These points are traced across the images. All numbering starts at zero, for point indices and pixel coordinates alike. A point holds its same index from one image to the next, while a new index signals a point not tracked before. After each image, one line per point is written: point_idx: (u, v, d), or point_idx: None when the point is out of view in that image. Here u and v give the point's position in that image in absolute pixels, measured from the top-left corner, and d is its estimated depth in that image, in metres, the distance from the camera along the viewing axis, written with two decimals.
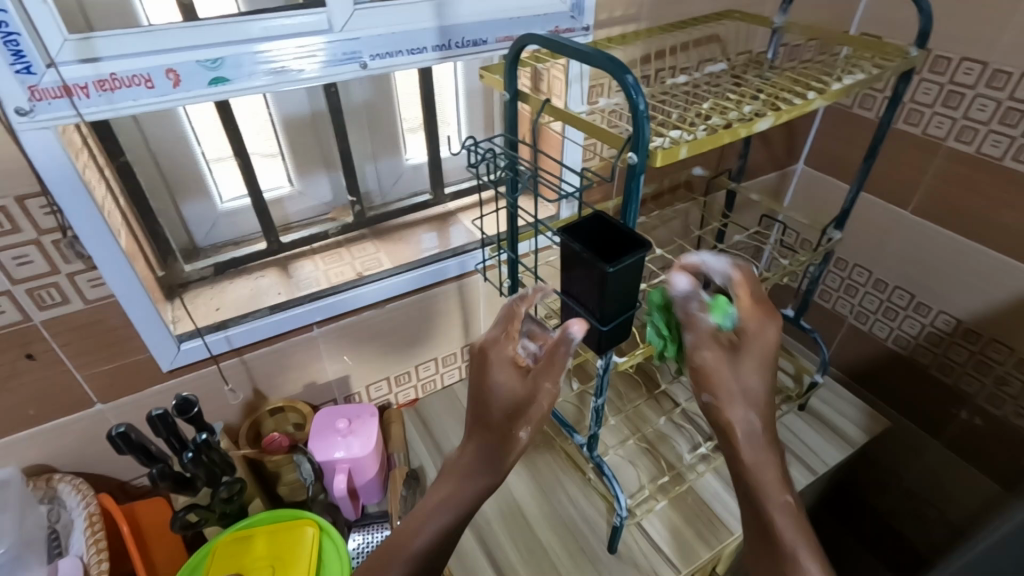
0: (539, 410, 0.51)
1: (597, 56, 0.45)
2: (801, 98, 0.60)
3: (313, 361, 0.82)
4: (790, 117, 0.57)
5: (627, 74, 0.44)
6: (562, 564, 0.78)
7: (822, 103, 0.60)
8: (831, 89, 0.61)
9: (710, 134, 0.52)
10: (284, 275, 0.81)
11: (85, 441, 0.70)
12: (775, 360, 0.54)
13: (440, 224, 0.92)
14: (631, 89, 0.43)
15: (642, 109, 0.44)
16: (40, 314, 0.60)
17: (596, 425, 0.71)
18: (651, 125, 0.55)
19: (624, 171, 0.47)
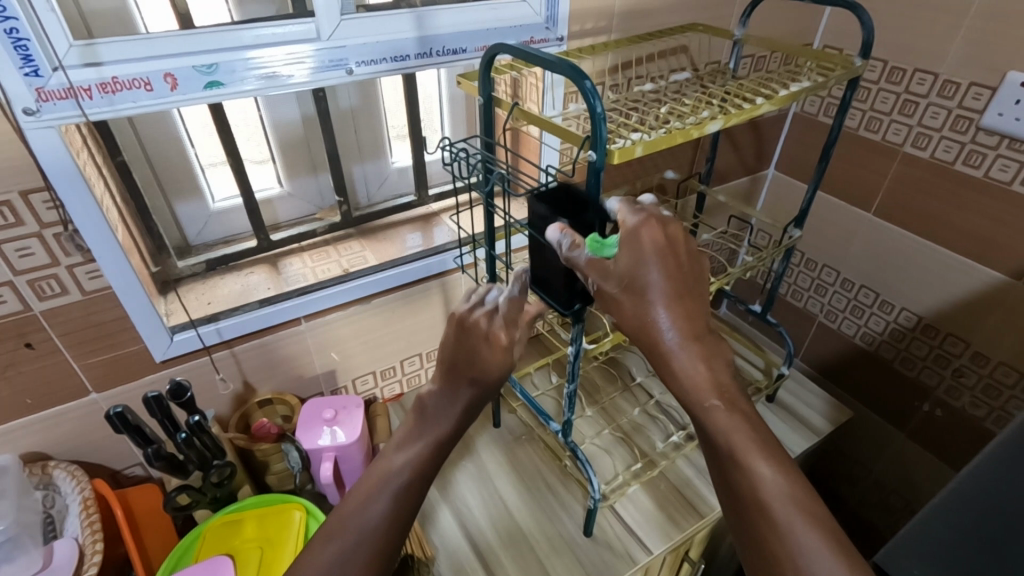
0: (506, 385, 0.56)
1: (560, 64, 0.50)
2: (751, 103, 0.65)
3: (300, 355, 0.86)
4: (739, 120, 0.62)
5: (586, 79, 0.49)
6: (540, 547, 0.82)
7: (770, 107, 0.65)
8: (778, 95, 0.66)
9: (664, 134, 0.57)
10: (274, 271, 0.85)
11: (79, 429, 0.73)
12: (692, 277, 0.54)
13: (425, 224, 0.96)
14: (589, 95, 0.48)
15: (600, 112, 0.49)
16: (40, 304, 0.64)
17: (570, 410, 0.76)
18: (614, 127, 0.60)
19: (586, 167, 0.52)
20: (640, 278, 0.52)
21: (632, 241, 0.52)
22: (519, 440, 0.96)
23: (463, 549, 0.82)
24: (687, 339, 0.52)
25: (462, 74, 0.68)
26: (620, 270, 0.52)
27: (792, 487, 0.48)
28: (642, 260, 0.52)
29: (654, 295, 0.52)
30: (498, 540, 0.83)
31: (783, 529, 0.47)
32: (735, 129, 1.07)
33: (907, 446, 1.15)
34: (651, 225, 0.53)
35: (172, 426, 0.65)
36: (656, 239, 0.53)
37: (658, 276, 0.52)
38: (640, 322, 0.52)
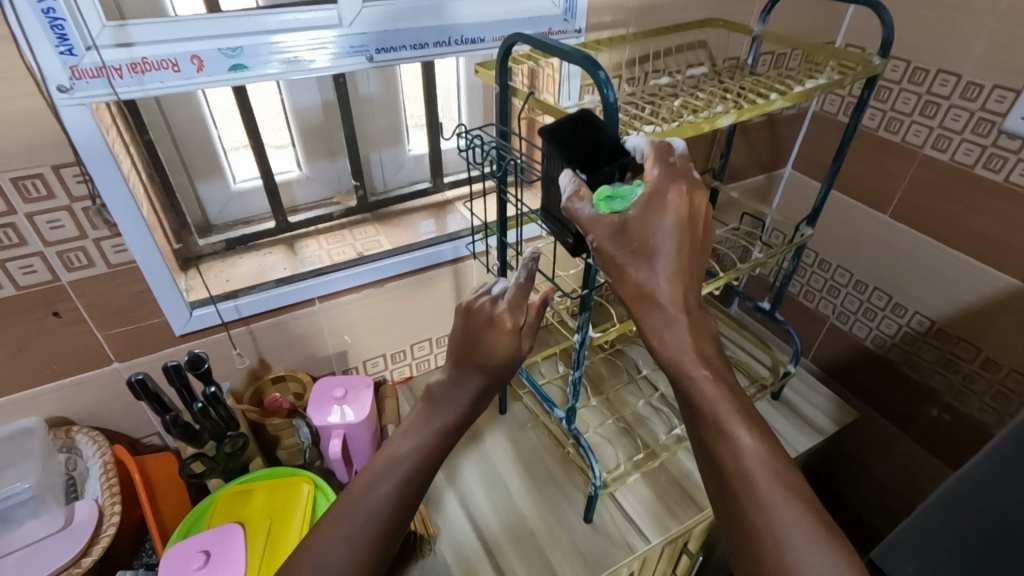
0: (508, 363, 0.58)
1: (575, 55, 0.51)
2: (764, 99, 0.66)
3: (313, 334, 0.88)
4: (751, 115, 0.63)
5: (602, 70, 0.49)
6: (539, 531, 0.84)
7: (783, 104, 0.66)
8: (792, 91, 0.67)
9: (675, 127, 0.58)
10: (290, 252, 0.87)
11: (101, 396, 0.76)
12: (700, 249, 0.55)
13: (439, 211, 0.98)
14: (603, 85, 0.50)
15: (613, 103, 0.51)
16: (67, 275, 0.66)
17: (573, 399, 0.77)
18: (626, 119, 0.61)
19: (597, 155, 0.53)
20: (646, 245, 0.52)
21: (655, 206, 0.52)
22: (524, 424, 0.98)
23: (463, 527, 0.84)
24: (682, 320, 0.54)
25: (479, 64, 0.69)
26: (631, 234, 0.52)
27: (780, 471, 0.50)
28: (660, 229, 0.52)
29: (656, 265, 0.53)
30: (497, 519, 0.85)
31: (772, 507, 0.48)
32: (752, 126, 1.07)
33: (912, 450, 1.15)
34: (682, 195, 0.53)
35: (190, 395, 0.68)
36: (679, 208, 0.52)
37: (668, 243, 0.52)
38: (640, 286, 0.53)
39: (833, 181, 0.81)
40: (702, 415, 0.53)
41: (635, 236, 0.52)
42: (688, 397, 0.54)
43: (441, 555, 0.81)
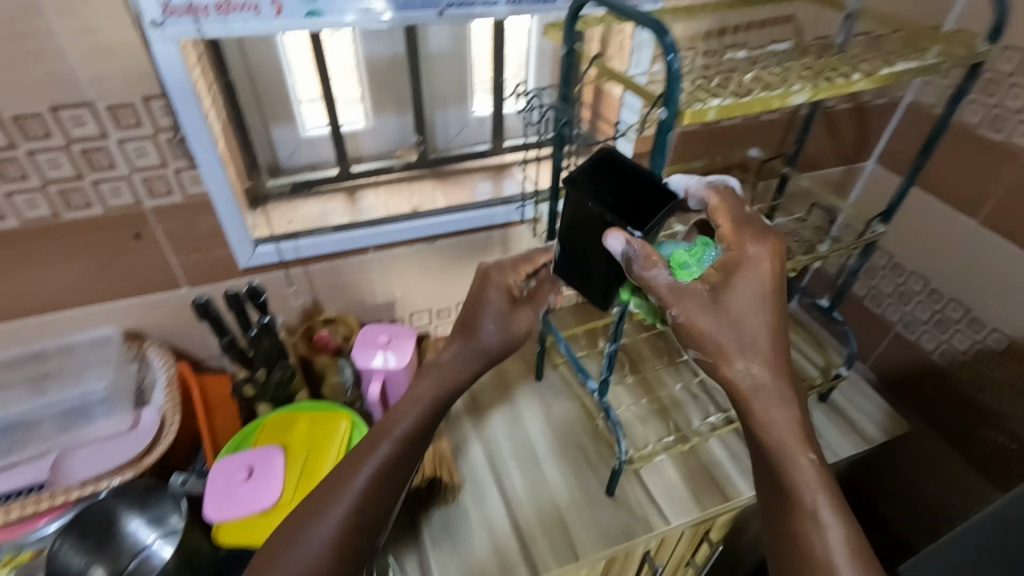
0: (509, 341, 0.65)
1: (644, 17, 0.49)
2: (845, 78, 0.63)
3: (365, 282, 0.92)
4: (828, 94, 0.61)
5: (667, 34, 0.48)
6: (562, 497, 0.85)
7: (864, 85, 0.63)
8: (877, 73, 0.64)
9: (745, 101, 0.57)
10: (349, 201, 0.90)
11: (170, 317, 0.83)
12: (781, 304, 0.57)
13: (497, 174, 0.98)
14: (669, 51, 0.47)
15: (677, 70, 0.48)
16: (149, 201, 0.72)
17: (608, 373, 0.77)
18: (693, 90, 0.59)
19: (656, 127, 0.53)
20: (738, 315, 0.54)
21: (744, 268, 0.56)
22: (558, 393, 0.99)
23: (488, 483, 0.87)
24: (774, 389, 0.55)
25: (550, 23, 0.70)
26: (727, 313, 0.54)
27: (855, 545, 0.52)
28: (754, 296, 0.55)
29: (748, 328, 0.55)
30: (522, 481, 0.87)
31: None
32: (836, 112, 1.00)
33: (965, 475, 1.09)
34: (768, 252, 0.57)
35: (248, 322, 0.74)
36: (767, 277, 0.56)
37: (762, 323, 0.55)
38: (737, 353, 0.54)
39: (916, 176, 0.76)
40: (794, 491, 0.54)
41: (724, 302, 0.54)
42: (780, 471, 0.55)
43: (465, 508, 0.83)
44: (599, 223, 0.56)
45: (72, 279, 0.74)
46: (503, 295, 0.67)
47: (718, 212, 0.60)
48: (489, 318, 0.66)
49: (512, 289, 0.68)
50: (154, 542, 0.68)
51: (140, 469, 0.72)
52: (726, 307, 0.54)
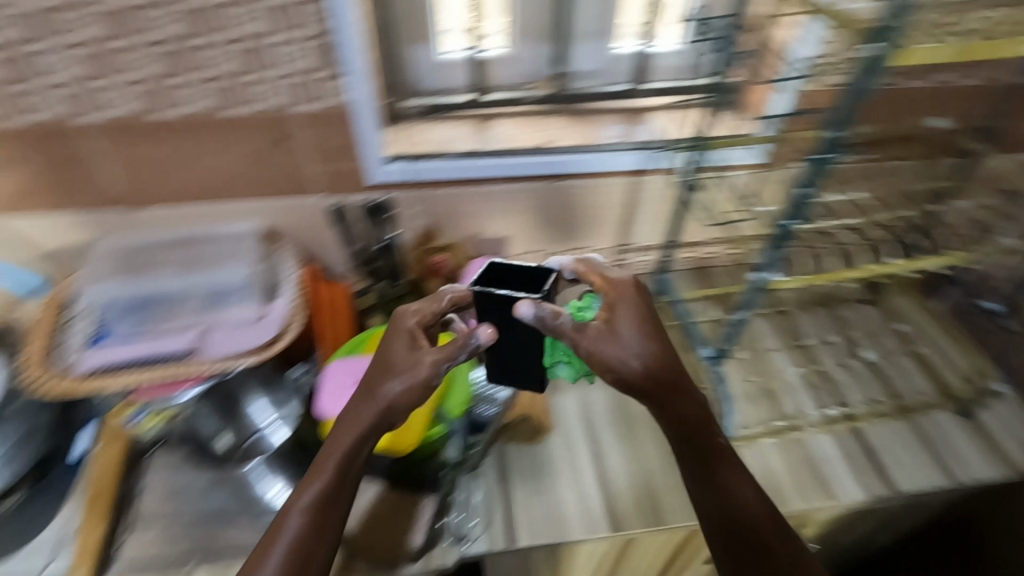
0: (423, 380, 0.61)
1: None
2: None
3: (481, 214, 0.91)
4: None
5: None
6: (652, 461, 0.83)
7: None
8: None
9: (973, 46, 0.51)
10: (478, 128, 0.88)
11: (300, 223, 0.87)
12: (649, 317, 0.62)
13: (631, 118, 0.92)
14: None
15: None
16: (296, 106, 0.74)
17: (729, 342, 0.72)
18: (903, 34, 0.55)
19: (858, 66, 0.47)
20: (619, 328, 0.60)
21: (621, 310, 0.62)
22: None
23: (577, 431, 0.86)
24: (671, 387, 0.62)
25: None
26: (608, 327, 0.60)
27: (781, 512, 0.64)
28: (637, 311, 0.62)
29: (650, 353, 0.60)
30: (612, 436, 0.86)
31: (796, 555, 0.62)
32: None
33: None
34: (634, 285, 0.64)
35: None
36: (631, 285, 0.64)
37: (631, 319, 0.61)
38: (644, 378, 0.60)
39: None
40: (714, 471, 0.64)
41: (607, 343, 0.59)
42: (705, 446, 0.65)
43: (553, 452, 0.84)
44: (495, 317, 0.59)
45: (223, 173, 0.80)
46: (410, 340, 0.63)
47: (607, 285, 0.64)
48: (398, 349, 0.63)
49: (415, 328, 0.64)
50: (266, 426, 0.77)
51: (262, 356, 0.77)
52: (613, 347, 0.59)
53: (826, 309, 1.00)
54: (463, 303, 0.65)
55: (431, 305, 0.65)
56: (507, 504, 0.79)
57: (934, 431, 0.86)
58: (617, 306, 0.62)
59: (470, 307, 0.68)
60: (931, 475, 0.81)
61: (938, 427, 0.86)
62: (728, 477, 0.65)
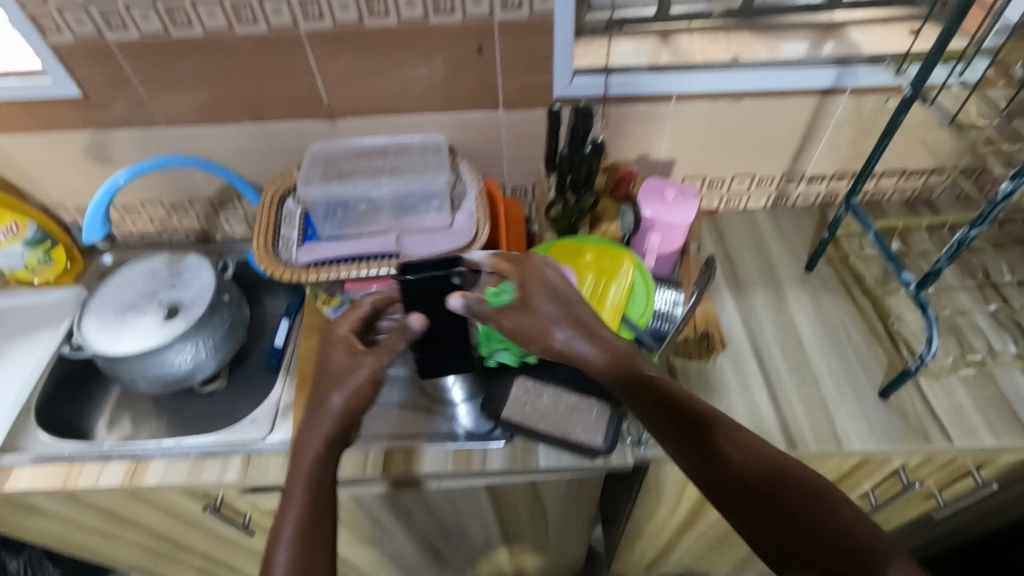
0: (359, 382, 0.63)
1: None
2: None
3: (655, 134, 0.91)
4: None
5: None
6: (826, 386, 0.82)
7: None
8: None
9: None
10: (661, 43, 0.87)
11: (483, 136, 0.90)
12: (546, 277, 0.66)
13: (822, 33, 0.87)
14: None
15: None
16: (500, 14, 0.76)
17: (946, 260, 0.67)
18: None
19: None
20: (533, 301, 0.65)
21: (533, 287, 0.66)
22: (829, 288, 0.93)
23: (745, 354, 0.86)
24: (628, 378, 0.61)
25: None
26: (524, 304, 0.65)
27: (778, 454, 0.57)
28: (540, 278, 0.66)
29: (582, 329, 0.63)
30: (782, 360, 0.85)
31: (820, 499, 0.54)
32: None
33: None
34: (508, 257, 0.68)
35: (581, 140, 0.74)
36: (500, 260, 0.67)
37: (553, 306, 0.64)
38: (567, 347, 0.63)
39: None
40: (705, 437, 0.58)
41: (550, 322, 0.63)
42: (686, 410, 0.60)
43: (722, 370, 0.85)
44: (424, 301, 0.67)
45: (420, 84, 0.84)
46: (345, 342, 0.67)
47: (517, 273, 0.67)
48: (330, 367, 0.65)
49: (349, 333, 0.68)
50: None
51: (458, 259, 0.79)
52: (559, 321, 0.63)
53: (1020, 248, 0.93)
54: (386, 302, 0.70)
55: (341, 326, 0.68)
56: None
57: None
58: (529, 286, 0.66)
59: (397, 303, 0.72)
60: None
61: None
62: (718, 436, 0.58)
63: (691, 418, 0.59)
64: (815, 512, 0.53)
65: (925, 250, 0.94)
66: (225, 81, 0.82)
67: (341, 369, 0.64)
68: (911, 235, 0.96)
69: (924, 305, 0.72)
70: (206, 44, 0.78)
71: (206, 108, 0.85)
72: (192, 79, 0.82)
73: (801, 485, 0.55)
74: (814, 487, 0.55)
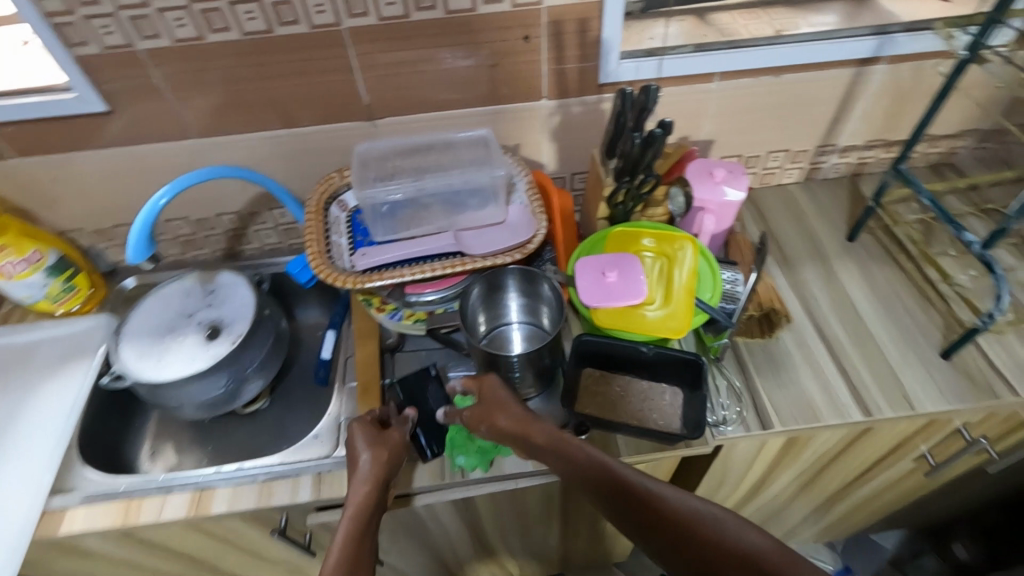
0: (386, 457, 0.69)
1: None
2: None
3: (696, 116, 0.91)
4: None
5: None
6: (890, 352, 0.83)
7: None
8: None
9: None
10: (701, 22, 0.86)
11: (526, 127, 0.89)
12: (506, 390, 0.70)
13: (858, 4, 0.87)
14: None
15: None
16: (550, 0, 0.74)
17: (1016, 216, 0.71)
18: None
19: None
20: (496, 395, 0.70)
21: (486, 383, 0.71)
22: (875, 257, 0.94)
23: (806, 328, 0.87)
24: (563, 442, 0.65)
25: None
26: (479, 411, 0.70)
27: (669, 493, 0.60)
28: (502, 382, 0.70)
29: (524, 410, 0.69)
30: (844, 330, 0.86)
31: (699, 530, 0.57)
32: None
33: None
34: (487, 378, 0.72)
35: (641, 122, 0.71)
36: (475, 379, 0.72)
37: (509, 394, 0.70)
38: (517, 427, 0.67)
39: None
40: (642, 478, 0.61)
41: (501, 407, 0.69)
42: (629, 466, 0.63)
43: (787, 346, 0.85)
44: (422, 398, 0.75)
45: (463, 78, 0.81)
46: (372, 437, 0.71)
47: (478, 387, 0.71)
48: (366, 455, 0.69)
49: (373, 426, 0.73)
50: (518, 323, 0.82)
51: (522, 254, 0.78)
52: (509, 407, 0.69)
53: None
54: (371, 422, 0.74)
55: (360, 417, 0.75)
56: (751, 392, 0.81)
57: None
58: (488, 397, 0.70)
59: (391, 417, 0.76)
60: None
61: None
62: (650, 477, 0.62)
63: (583, 467, 0.63)
64: (704, 543, 0.56)
65: (963, 213, 0.96)
66: (260, 87, 0.79)
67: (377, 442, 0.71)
68: (945, 199, 0.99)
69: (989, 263, 0.75)
70: (240, 47, 0.74)
71: (240, 116, 0.82)
72: (222, 84, 0.78)
73: (699, 521, 0.58)
74: (702, 517, 0.58)
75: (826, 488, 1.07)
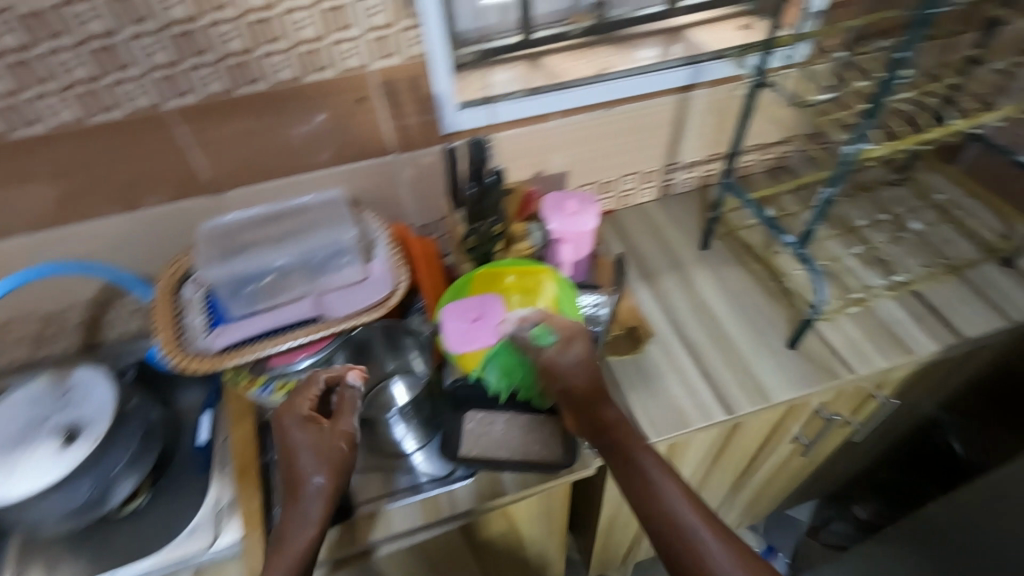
0: (332, 464, 0.69)
1: None
2: None
3: (545, 151, 0.96)
4: None
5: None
6: (745, 348, 0.90)
7: None
8: None
9: None
10: (531, 67, 0.92)
11: (382, 183, 0.90)
12: (583, 338, 0.78)
13: (669, 37, 0.96)
14: None
15: None
16: (375, 63, 0.76)
17: (817, 218, 0.80)
18: None
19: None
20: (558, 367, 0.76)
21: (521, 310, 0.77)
22: (727, 261, 1.02)
23: (671, 338, 0.93)
24: (586, 400, 0.77)
25: None
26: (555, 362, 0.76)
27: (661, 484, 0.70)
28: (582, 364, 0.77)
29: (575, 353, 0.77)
30: (704, 335, 0.92)
31: (666, 519, 0.68)
32: None
33: None
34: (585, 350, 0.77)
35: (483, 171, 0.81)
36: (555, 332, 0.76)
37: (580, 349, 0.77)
38: (568, 373, 0.77)
39: None
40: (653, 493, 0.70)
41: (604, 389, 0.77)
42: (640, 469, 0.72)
43: (654, 358, 0.90)
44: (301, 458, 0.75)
45: (305, 144, 0.82)
46: (306, 426, 0.70)
47: (570, 334, 0.77)
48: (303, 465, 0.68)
49: (310, 413, 0.71)
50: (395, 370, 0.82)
51: (383, 309, 0.80)
52: (578, 336, 0.77)
53: (865, 195, 1.08)
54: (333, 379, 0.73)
55: (304, 399, 0.71)
56: (626, 407, 0.85)
57: (981, 281, 0.96)
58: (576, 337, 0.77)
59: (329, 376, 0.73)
60: (990, 317, 0.91)
61: (986, 277, 0.96)
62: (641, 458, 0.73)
63: (641, 484, 0.71)
64: (669, 528, 0.67)
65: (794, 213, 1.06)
66: (88, 174, 0.76)
67: (316, 440, 0.69)
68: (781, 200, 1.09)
69: (807, 259, 0.84)
70: (55, 139, 0.71)
71: (71, 206, 0.78)
72: (41, 179, 0.74)
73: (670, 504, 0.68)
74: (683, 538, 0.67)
75: (723, 482, 1.13)
